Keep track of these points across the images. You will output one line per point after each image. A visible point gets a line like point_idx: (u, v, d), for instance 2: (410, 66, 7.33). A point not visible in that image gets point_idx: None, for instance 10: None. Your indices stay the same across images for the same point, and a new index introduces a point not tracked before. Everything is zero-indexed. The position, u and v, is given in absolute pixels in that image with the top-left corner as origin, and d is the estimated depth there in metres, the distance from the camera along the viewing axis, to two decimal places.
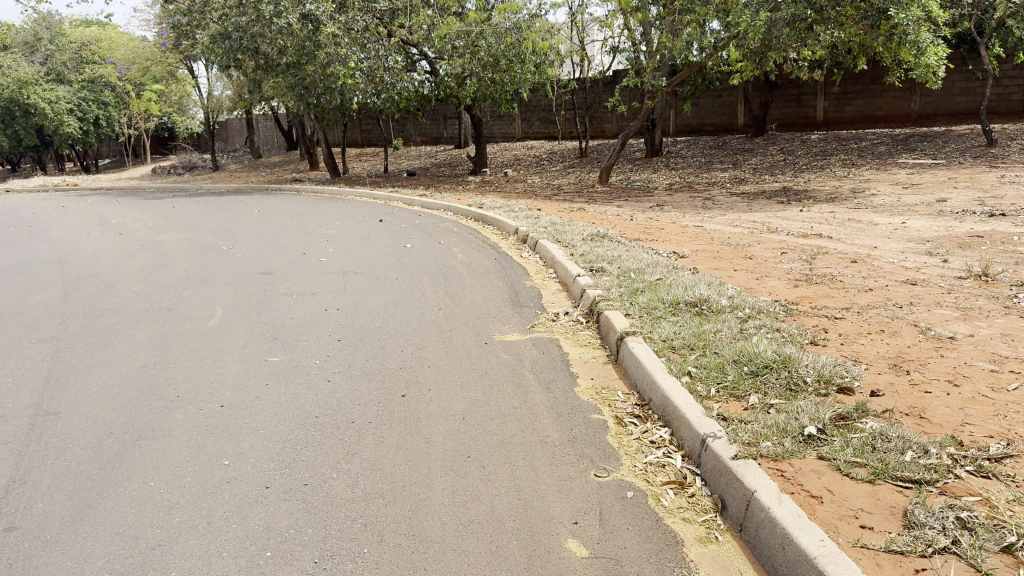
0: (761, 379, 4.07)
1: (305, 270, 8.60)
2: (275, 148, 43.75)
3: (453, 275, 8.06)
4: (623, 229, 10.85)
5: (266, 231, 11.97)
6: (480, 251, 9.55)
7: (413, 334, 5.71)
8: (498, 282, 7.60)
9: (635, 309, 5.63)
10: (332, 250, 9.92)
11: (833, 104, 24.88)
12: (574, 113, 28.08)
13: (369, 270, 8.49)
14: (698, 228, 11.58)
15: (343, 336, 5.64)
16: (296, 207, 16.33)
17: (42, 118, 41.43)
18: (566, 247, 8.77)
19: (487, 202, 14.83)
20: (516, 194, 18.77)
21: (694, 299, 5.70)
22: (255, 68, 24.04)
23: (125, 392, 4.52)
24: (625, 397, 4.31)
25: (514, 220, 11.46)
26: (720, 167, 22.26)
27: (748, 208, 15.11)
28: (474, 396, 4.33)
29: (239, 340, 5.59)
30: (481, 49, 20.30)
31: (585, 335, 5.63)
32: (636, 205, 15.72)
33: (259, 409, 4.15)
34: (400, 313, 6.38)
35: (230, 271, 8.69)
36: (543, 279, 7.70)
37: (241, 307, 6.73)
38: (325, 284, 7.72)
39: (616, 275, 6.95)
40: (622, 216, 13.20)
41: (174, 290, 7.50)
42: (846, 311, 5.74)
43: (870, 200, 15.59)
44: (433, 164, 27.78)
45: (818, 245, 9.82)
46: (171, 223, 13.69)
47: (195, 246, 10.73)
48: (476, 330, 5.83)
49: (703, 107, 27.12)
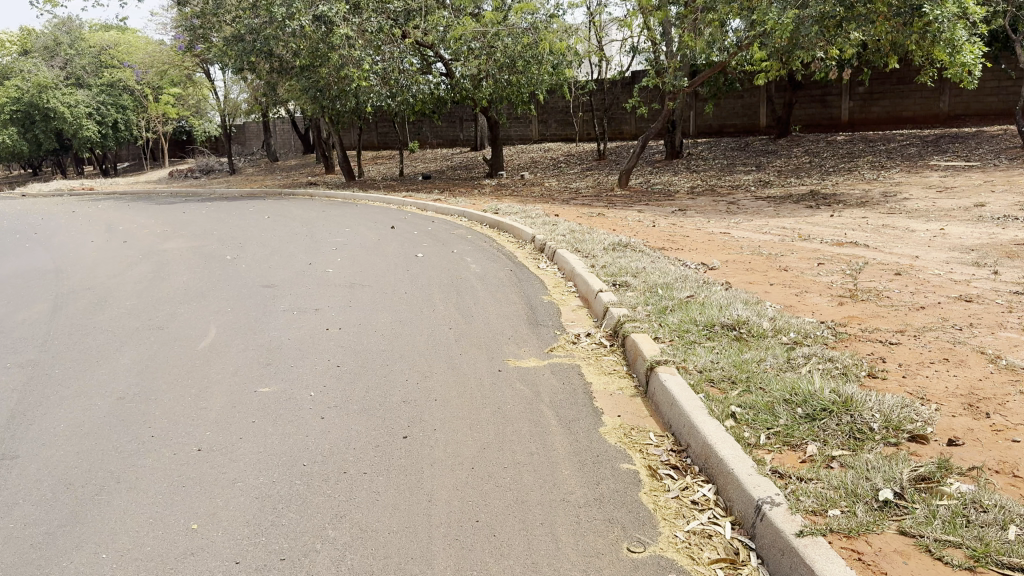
0: (819, 425, 3.50)
1: (310, 282, 8.10)
2: (291, 152, 43.52)
3: (466, 288, 7.52)
4: (646, 237, 10.29)
5: (273, 238, 11.51)
6: (495, 261, 9.02)
7: (422, 358, 5.19)
8: (514, 297, 7.06)
9: (666, 333, 5.07)
10: (340, 260, 9.43)
11: (859, 105, 24.14)
12: (591, 115, 27.55)
13: (376, 282, 7.97)
14: (724, 235, 10.99)
15: (343, 361, 5.13)
16: (308, 213, 15.89)
17: (61, 122, 41.43)
18: (586, 258, 8.22)
19: (503, 207, 14.30)
20: (533, 198, 18.26)
21: (731, 321, 5.13)
22: (269, 71, 23.70)
23: (95, 429, 4.06)
24: (658, 440, 3.76)
25: (531, 228, 10.93)
26: (744, 169, 21.62)
27: (775, 213, 14.50)
28: (486, 437, 3.79)
29: (229, 366, 5.11)
30: (497, 51, 19.79)
31: (608, 361, 5.06)
32: (658, 210, 15.13)
33: (240, 454, 3.66)
34: (407, 332, 5.87)
35: (231, 283, 8.23)
36: (562, 294, 7.15)
37: (236, 325, 6.26)
38: (329, 299, 7.23)
39: (642, 291, 6.37)
40: (644, 222, 12.65)
41: (167, 305, 7.04)
42: (901, 335, 5.14)
43: (903, 205, 14.91)
44: (448, 167, 27.31)
45: (854, 254, 9.21)
46: (179, 230, 13.28)
47: (198, 255, 10.29)
48: (490, 355, 5.29)
49: (724, 108, 26.47)
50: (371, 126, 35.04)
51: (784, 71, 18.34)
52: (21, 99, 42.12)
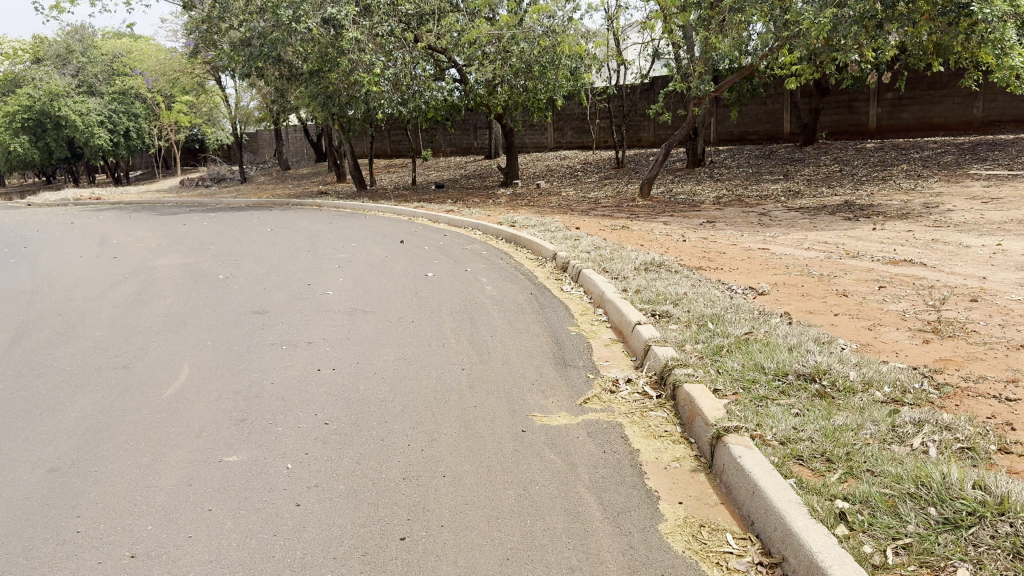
0: (966, 538, 2.56)
1: (305, 308, 7.21)
2: (303, 160, 42.84)
3: (481, 316, 6.59)
4: (678, 254, 9.36)
5: (272, 255, 10.64)
6: (513, 283, 8.11)
7: (429, 412, 4.26)
8: (537, 328, 6.13)
9: (728, 384, 4.12)
10: (342, 280, 8.53)
11: (888, 111, 23.06)
12: (608, 122, 26.69)
13: (380, 308, 7.06)
14: (763, 252, 10.03)
15: (334, 416, 4.23)
16: (314, 225, 15.04)
17: (73, 130, 40.88)
18: (617, 281, 7.31)
19: (519, 219, 13.41)
20: (550, 208, 17.39)
21: (808, 370, 4.17)
22: (278, 77, 22.98)
23: (8, 520, 3.18)
24: (739, 548, 2.86)
25: (552, 243, 10.01)
26: (770, 178, 20.64)
27: (811, 226, 13.54)
28: (511, 541, 2.88)
29: (195, 423, 4.21)
30: (513, 55, 19.14)
31: (656, 419, 4.09)
32: (684, 222, 14.19)
33: (183, 568, 2.76)
34: (411, 375, 4.95)
35: (219, 308, 7.37)
36: (591, 324, 6.23)
37: (214, 364, 5.37)
38: (326, 329, 6.32)
39: (687, 323, 5.43)
40: (672, 236, 11.73)
41: (140, 337, 6.18)
42: (1018, 387, 4.15)
43: (948, 216, 13.88)
44: (462, 176, 26.46)
45: (912, 275, 8.25)
46: (175, 244, 12.43)
47: (189, 273, 9.45)
48: (510, 407, 4.35)
49: (746, 115, 25.46)
50: (383, 133, 34.21)
51: (816, 74, 17.34)
52: (32, 107, 41.68)
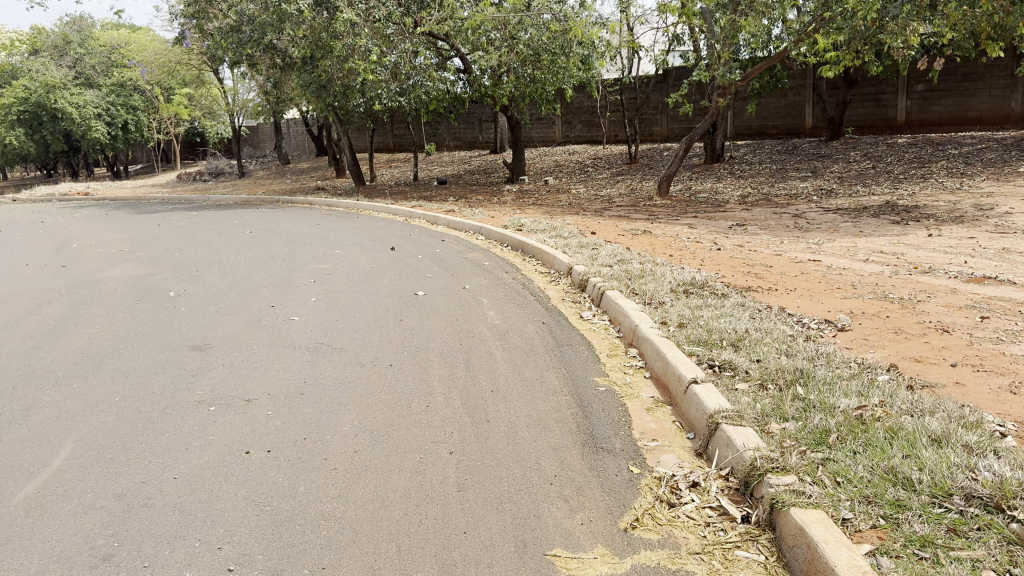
0: None
1: (259, 340, 5.73)
2: (303, 154, 41.33)
3: (480, 358, 5.10)
4: (717, 268, 7.85)
5: (241, 265, 9.17)
6: (521, 306, 6.60)
7: (392, 544, 2.78)
8: (554, 380, 4.61)
9: (862, 518, 2.63)
10: (314, 302, 7.04)
11: (918, 104, 21.34)
12: (620, 115, 25.16)
13: (354, 341, 5.57)
14: (815, 264, 8.54)
15: (247, 553, 2.77)
16: (300, 225, 13.56)
17: (70, 123, 39.44)
18: (653, 309, 5.79)
19: (526, 221, 11.90)
20: (561, 208, 15.93)
21: (987, 492, 2.67)
22: (272, 65, 21.48)
23: None
24: None
25: (566, 253, 8.49)
26: (797, 174, 19.10)
27: (856, 231, 12.00)
28: None
29: (29, 564, 2.75)
30: (520, 43, 17.56)
31: (748, 570, 2.61)
32: (711, 225, 12.72)
33: None
34: (378, 465, 3.46)
35: (153, 339, 5.90)
36: (623, 374, 4.72)
37: (109, 437, 3.90)
38: (277, 376, 4.84)
39: (762, 388, 3.94)
40: (703, 243, 10.24)
41: (32, 389, 4.72)
42: None
43: (1008, 221, 12.28)
44: (466, 171, 24.96)
45: (1010, 299, 6.70)
46: (137, 250, 10.96)
47: (137, 289, 7.97)
48: (517, 533, 2.85)
49: (766, 108, 23.87)
50: (384, 127, 32.71)
51: (856, 61, 15.75)
52: (28, 100, 40.08)
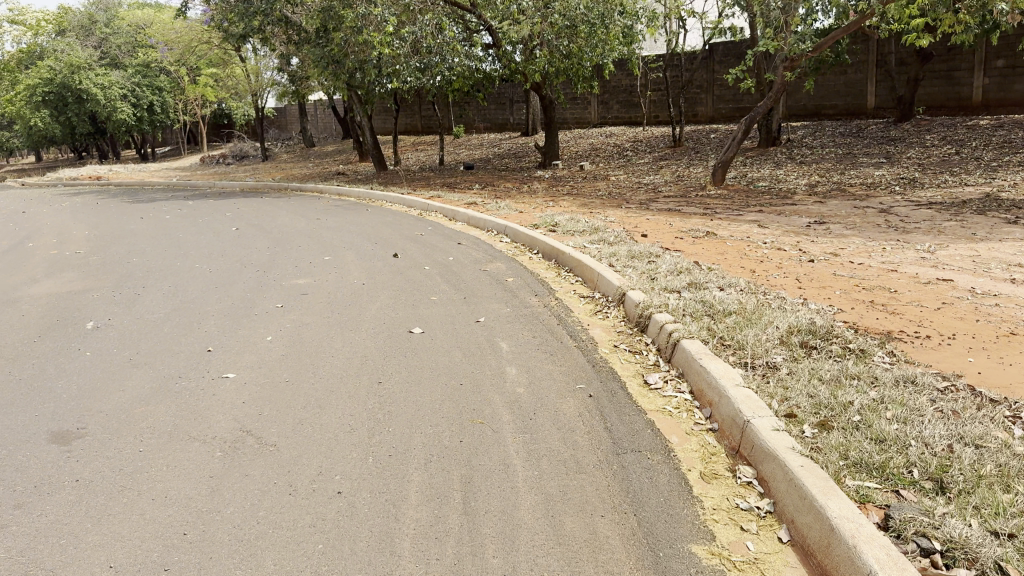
0: None
1: (157, 423, 3.76)
2: (329, 137, 39.57)
3: (492, 480, 3.07)
4: (825, 297, 5.69)
5: (201, 279, 7.26)
6: (557, 361, 4.54)
7: None
8: (624, 546, 2.58)
9: None
10: (268, 343, 5.07)
11: (997, 82, 18.58)
12: (662, 93, 22.83)
13: (295, 432, 3.59)
14: (951, 287, 6.31)
15: None
16: (297, 221, 11.65)
17: (94, 104, 38.01)
18: (765, 382, 3.68)
19: (561, 218, 9.78)
20: (598, 199, 13.87)
21: None
22: (285, 39, 19.49)
23: None
24: None
25: (613, 270, 6.39)
26: (868, 160, 16.71)
27: (965, 234, 9.67)
28: None
29: None
30: (554, 11, 15.32)
31: None
32: (784, 224, 10.53)
33: None
34: None
35: (11, 414, 3.95)
36: (741, 530, 2.67)
37: None
38: (149, 515, 2.87)
39: None
40: (783, 250, 8.08)
41: None
42: None
43: None
44: (495, 156, 22.90)
45: None
46: (91, 253, 9.08)
47: (50, 315, 6.05)
48: None
49: (825, 86, 21.32)
50: (411, 109, 30.77)
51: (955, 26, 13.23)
52: (53, 80, 38.40)
